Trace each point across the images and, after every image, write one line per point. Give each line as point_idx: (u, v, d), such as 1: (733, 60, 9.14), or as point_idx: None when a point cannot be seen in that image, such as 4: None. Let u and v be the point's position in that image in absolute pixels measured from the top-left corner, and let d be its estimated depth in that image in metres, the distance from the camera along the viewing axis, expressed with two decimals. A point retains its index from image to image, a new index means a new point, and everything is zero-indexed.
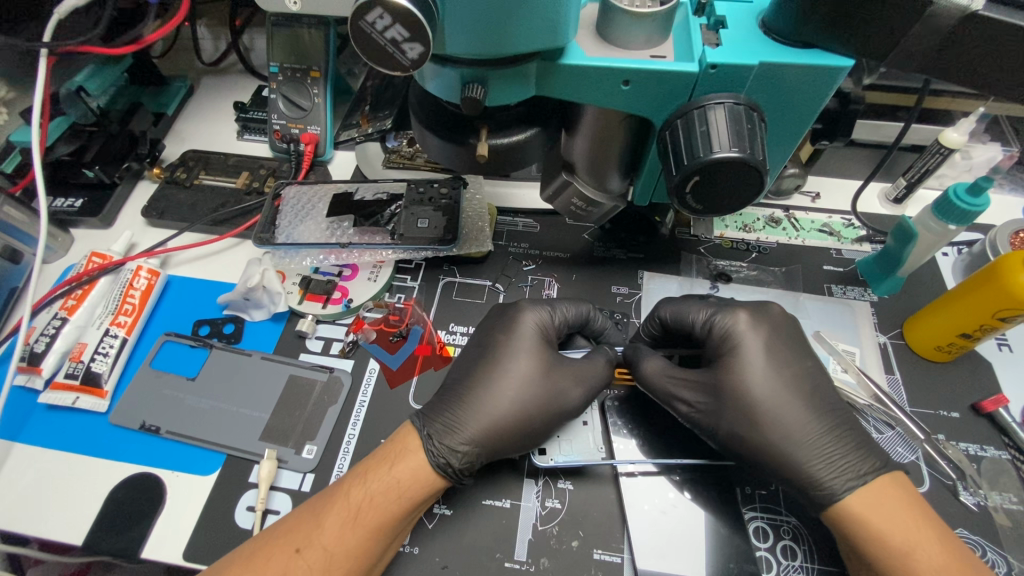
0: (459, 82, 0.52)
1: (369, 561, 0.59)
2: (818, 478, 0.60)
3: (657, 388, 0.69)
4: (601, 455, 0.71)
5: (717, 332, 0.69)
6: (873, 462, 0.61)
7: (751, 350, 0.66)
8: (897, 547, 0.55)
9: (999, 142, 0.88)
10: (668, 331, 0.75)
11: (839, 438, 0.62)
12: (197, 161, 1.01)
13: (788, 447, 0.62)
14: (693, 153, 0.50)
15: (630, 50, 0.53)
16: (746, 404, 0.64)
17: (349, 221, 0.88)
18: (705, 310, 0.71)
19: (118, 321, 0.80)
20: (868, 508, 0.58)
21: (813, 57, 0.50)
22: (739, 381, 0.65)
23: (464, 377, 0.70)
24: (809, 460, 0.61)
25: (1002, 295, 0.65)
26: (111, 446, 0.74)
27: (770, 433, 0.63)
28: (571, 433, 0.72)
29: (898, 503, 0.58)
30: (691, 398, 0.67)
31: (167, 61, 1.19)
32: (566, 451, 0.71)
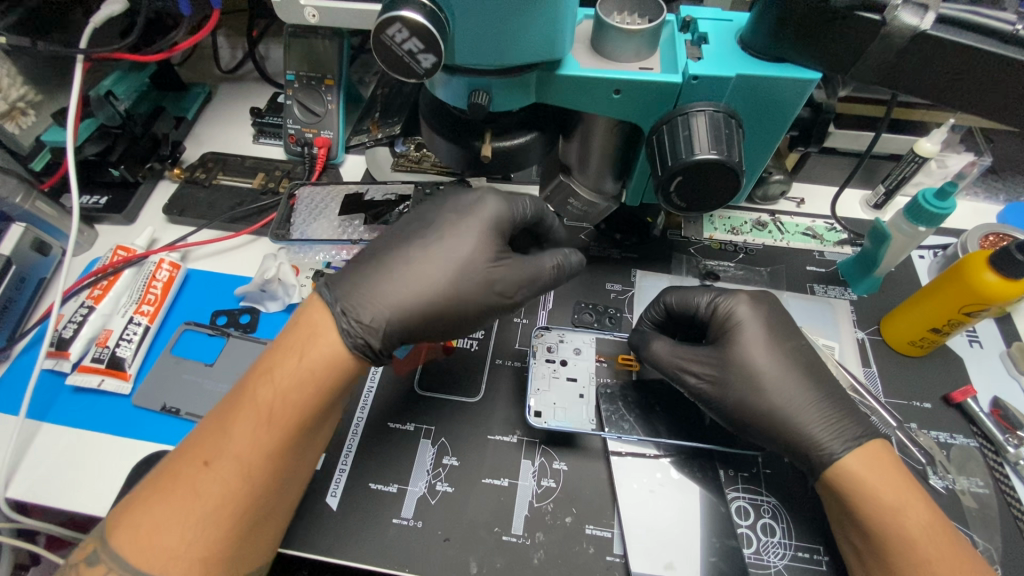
0: (466, 90, 0.57)
1: (290, 452, 0.61)
2: (819, 441, 0.64)
3: (665, 364, 0.73)
4: (592, 426, 0.75)
5: (721, 312, 0.73)
6: (865, 429, 0.65)
7: (753, 327, 0.71)
8: (888, 503, 0.60)
9: (972, 152, 0.93)
10: (672, 317, 0.79)
11: (832, 408, 0.66)
12: (215, 162, 1.07)
13: (782, 416, 0.66)
14: (676, 156, 0.56)
15: (621, 63, 0.59)
16: (742, 380, 0.68)
17: (359, 220, 0.93)
18: (709, 294, 0.76)
19: (141, 309, 0.85)
20: (866, 467, 0.62)
21: (783, 71, 0.56)
22: (736, 358, 0.69)
23: (388, 256, 0.67)
24: (795, 436, 0.65)
25: (966, 289, 0.70)
26: (134, 426, 0.79)
27: (765, 404, 0.67)
28: (569, 404, 0.77)
29: (886, 464, 0.63)
30: (699, 369, 0.71)
31: (187, 68, 1.25)
32: (562, 418, 0.76)
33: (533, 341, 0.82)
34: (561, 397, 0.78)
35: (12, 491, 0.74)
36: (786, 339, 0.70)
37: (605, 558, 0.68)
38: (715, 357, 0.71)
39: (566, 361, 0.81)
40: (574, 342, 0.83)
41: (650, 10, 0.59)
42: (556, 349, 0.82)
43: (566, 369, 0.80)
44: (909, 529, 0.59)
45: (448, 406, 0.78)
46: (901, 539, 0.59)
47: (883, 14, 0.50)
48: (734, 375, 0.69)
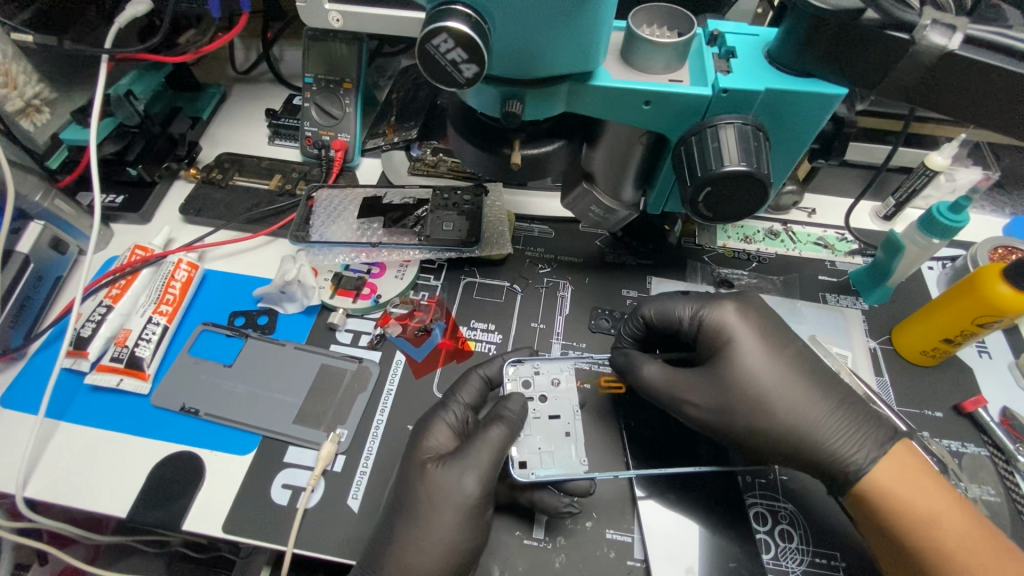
0: (500, 99, 0.58)
1: None
2: (841, 456, 0.66)
3: (661, 392, 0.73)
4: (584, 468, 0.72)
5: (707, 325, 0.73)
6: (875, 439, 0.67)
7: (745, 341, 0.71)
8: (923, 515, 0.61)
9: (980, 166, 0.95)
10: (651, 329, 0.79)
11: (848, 418, 0.68)
12: (231, 163, 1.07)
13: (800, 435, 0.67)
14: (706, 167, 0.57)
15: (650, 74, 0.60)
16: (744, 399, 0.69)
17: (378, 223, 0.94)
18: (690, 305, 0.76)
19: (160, 309, 0.85)
20: (891, 478, 0.63)
21: (810, 86, 0.57)
22: (731, 377, 0.70)
23: (389, 529, 0.67)
24: (815, 453, 0.67)
25: (981, 302, 0.72)
26: (153, 426, 0.79)
27: (772, 421, 0.68)
28: (556, 447, 0.74)
29: (914, 472, 0.64)
30: (696, 399, 0.71)
31: (201, 68, 1.25)
32: (549, 467, 0.72)
33: (507, 381, 0.77)
34: (546, 441, 0.74)
35: (30, 490, 0.74)
36: (777, 347, 0.71)
37: (626, 563, 0.68)
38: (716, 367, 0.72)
39: (544, 396, 0.77)
40: (548, 373, 0.79)
41: (680, 24, 0.60)
42: (533, 383, 0.78)
43: (546, 407, 0.77)
44: (947, 540, 0.60)
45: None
46: (936, 549, 0.60)
47: (912, 34, 0.52)
48: (739, 396, 0.69)
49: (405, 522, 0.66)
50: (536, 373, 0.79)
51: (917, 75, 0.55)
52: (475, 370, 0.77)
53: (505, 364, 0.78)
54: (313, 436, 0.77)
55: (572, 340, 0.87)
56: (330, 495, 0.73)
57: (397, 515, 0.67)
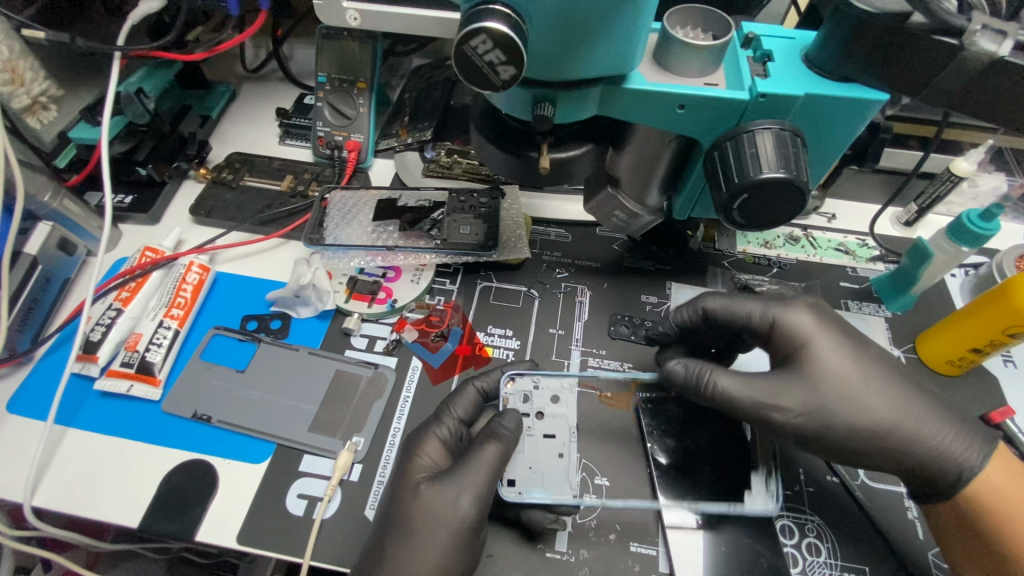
0: (530, 102, 0.57)
1: None
2: (952, 454, 0.64)
3: (747, 402, 0.64)
4: (572, 494, 0.70)
5: (783, 324, 0.69)
6: (975, 443, 0.64)
7: (824, 338, 0.67)
8: None
9: (1003, 173, 0.94)
10: (708, 323, 0.75)
11: (948, 417, 0.66)
12: (242, 163, 1.05)
13: (904, 434, 0.64)
14: (743, 173, 0.55)
15: (685, 78, 0.59)
16: (838, 403, 0.64)
17: (394, 226, 0.92)
18: (758, 302, 0.71)
19: (171, 313, 0.83)
20: (1001, 478, 0.63)
21: (849, 91, 0.56)
22: (822, 381, 0.65)
23: (397, 539, 0.65)
24: (922, 452, 0.64)
25: (1009, 311, 0.70)
26: (164, 433, 0.77)
27: (877, 427, 0.64)
28: (547, 466, 0.73)
29: (1018, 470, 0.64)
30: (790, 404, 0.64)
31: (209, 66, 1.23)
32: (540, 486, 0.71)
33: (506, 396, 0.76)
34: (539, 460, 0.73)
35: (37, 499, 0.72)
36: (862, 349, 0.68)
37: None
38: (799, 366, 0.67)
39: (542, 412, 0.76)
40: (549, 388, 0.77)
41: (715, 26, 0.59)
42: (531, 398, 0.77)
43: (542, 425, 0.75)
44: None
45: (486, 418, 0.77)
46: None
47: (960, 39, 0.51)
48: (837, 404, 0.65)
49: (427, 534, 0.64)
50: (535, 388, 0.77)
51: (961, 82, 0.53)
52: (472, 381, 0.76)
53: (504, 376, 0.77)
54: (328, 444, 0.76)
55: (591, 347, 0.85)
56: (347, 505, 0.72)
57: (418, 527, 0.65)
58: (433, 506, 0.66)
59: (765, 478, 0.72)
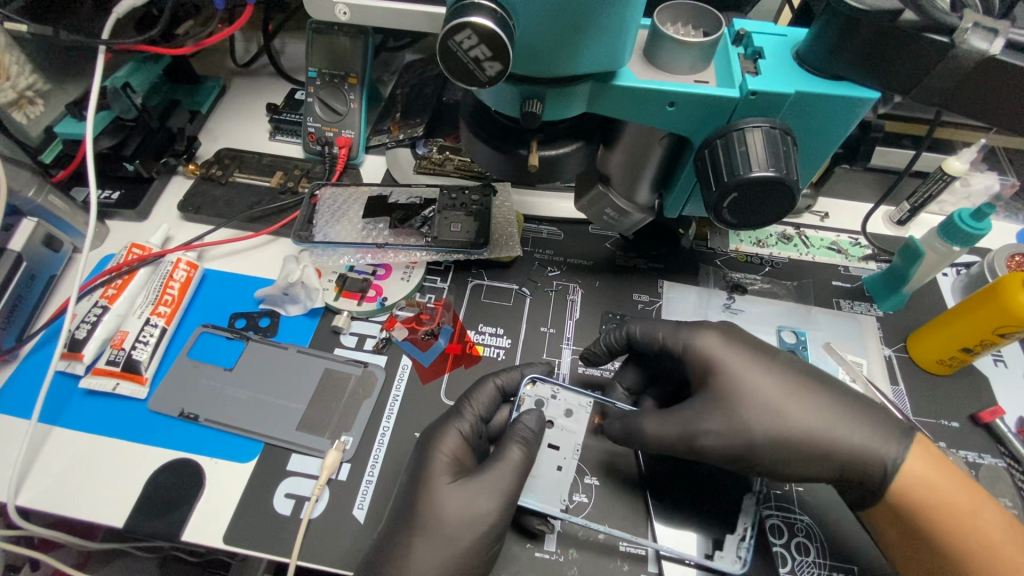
0: (519, 98, 0.56)
1: None
2: (872, 451, 0.61)
3: (671, 438, 0.66)
4: (561, 508, 0.69)
5: (693, 351, 0.70)
6: (893, 436, 0.61)
7: (722, 356, 0.68)
8: (963, 508, 0.58)
9: (995, 172, 0.94)
10: (634, 347, 0.77)
11: (864, 413, 0.63)
12: (231, 159, 1.04)
13: (819, 437, 0.62)
14: (733, 172, 0.55)
15: (676, 74, 0.58)
16: (751, 416, 0.64)
17: (384, 223, 0.91)
18: (669, 326, 0.74)
19: (158, 311, 0.82)
20: (925, 470, 0.60)
21: (839, 89, 0.55)
22: (734, 399, 0.65)
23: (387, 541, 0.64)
24: (843, 454, 0.61)
25: (1001, 312, 0.70)
26: (150, 431, 0.76)
27: (789, 437, 0.63)
28: (544, 475, 0.72)
29: (938, 459, 0.61)
30: (712, 427, 0.65)
31: (200, 61, 1.22)
32: (529, 492, 0.70)
33: (522, 401, 0.74)
34: (536, 465, 0.72)
35: (22, 498, 0.71)
36: (766, 356, 0.68)
37: None
38: (710, 387, 0.67)
39: (552, 422, 0.75)
40: (566, 401, 0.76)
41: (706, 22, 0.58)
42: (545, 405, 0.75)
43: (550, 433, 0.74)
44: (990, 534, 0.57)
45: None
46: (980, 544, 0.57)
47: (952, 37, 0.50)
48: (754, 421, 0.64)
49: (415, 534, 0.64)
50: (551, 398, 0.75)
51: (952, 80, 0.53)
52: (492, 377, 0.75)
53: (524, 379, 0.75)
54: (316, 443, 0.75)
55: (582, 346, 0.85)
56: (335, 504, 0.71)
57: (407, 527, 0.64)
58: (421, 505, 0.65)
59: (739, 541, 0.67)
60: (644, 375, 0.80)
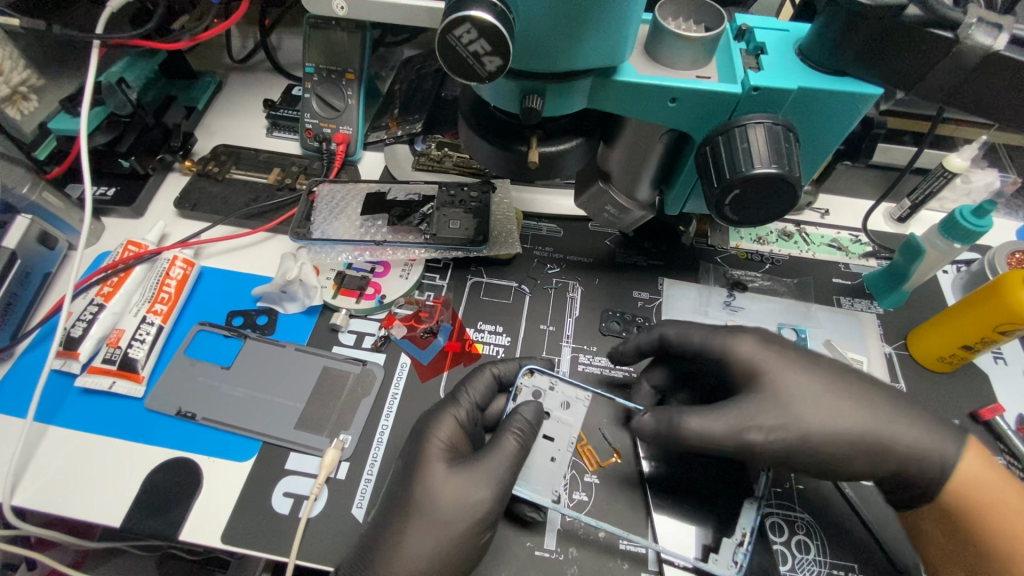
0: (519, 94, 0.55)
1: None
2: (925, 451, 0.61)
3: (724, 435, 0.61)
4: (552, 498, 0.69)
5: (737, 353, 0.67)
6: (949, 436, 0.62)
7: (769, 356, 0.66)
8: (1014, 505, 0.59)
9: (996, 169, 0.94)
10: (668, 350, 0.75)
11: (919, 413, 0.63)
12: (228, 156, 1.03)
13: (875, 437, 0.61)
14: (735, 168, 0.54)
15: (677, 70, 0.57)
16: (813, 415, 0.62)
17: (382, 220, 0.91)
18: (707, 327, 0.71)
19: (154, 308, 0.82)
20: (976, 469, 0.61)
21: (842, 85, 0.55)
22: (790, 397, 0.63)
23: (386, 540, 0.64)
24: (899, 453, 0.61)
25: (1003, 310, 0.70)
26: (147, 430, 0.76)
27: (847, 434, 0.61)
28: (537, 465, 0.72)
29: (988, 458, 0.62)
30: (765, 424, 0.61)
31: (196, 56, 1.21)
32: (523, 482, 0.70)
33: (518, 389, 0.74)
34: (531, 455, 0.72)
35: (17, 498, 0.71)
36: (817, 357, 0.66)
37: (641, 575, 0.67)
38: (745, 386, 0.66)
39: (549, 413, 0.75)
40: (564, 394, 0.76)
41: (708, 17, 0.57)
42: (543, 396, 0.75)
43: (545, 424, 0.74)
44: None
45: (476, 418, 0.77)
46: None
47: (955, 33, 0.50)
48: (804, 422, 0.62)
49: (415, 532, 0.64)
50: (551, 388, 0.75)
51: (955, 75, 0.53)
52: (489, 366, 0.75)
53: (522, 369, 0.75)
54: (314, 442, 0.75)
55: (582, 344, 0.85)
56: (334, 503, 0.71)
57: (406, 525, 0.64)
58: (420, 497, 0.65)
59: (736, 545, 0.66)
60: (673, 376, 0.78)
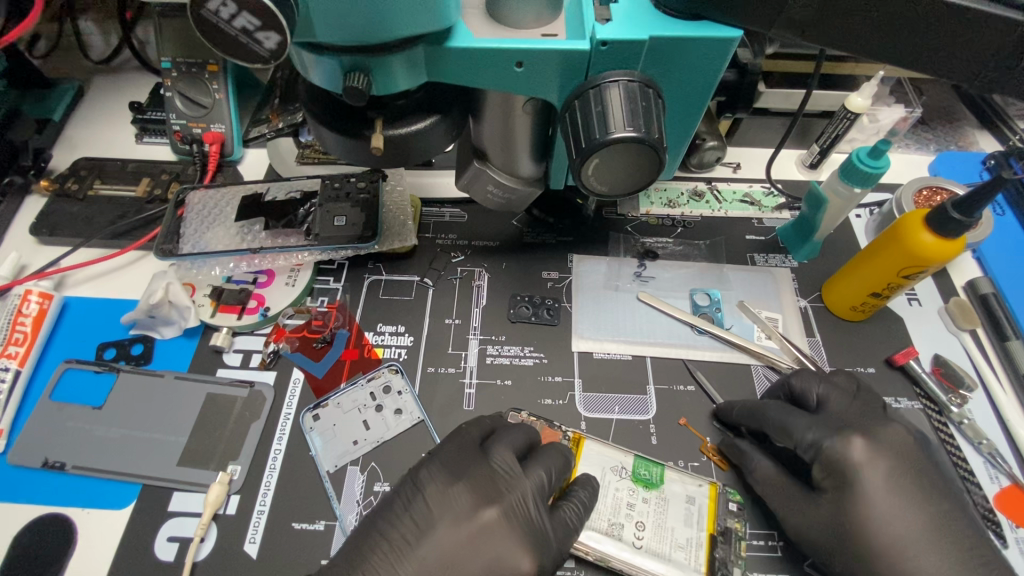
0: (340, 72, 0.48)
1: None
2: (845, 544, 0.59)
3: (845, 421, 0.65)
4: (330, 467, 0.69)
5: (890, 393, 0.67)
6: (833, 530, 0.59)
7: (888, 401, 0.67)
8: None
9: (903, 103, 0.92)
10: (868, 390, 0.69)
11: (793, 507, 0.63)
12: (90, 169, 0.92)
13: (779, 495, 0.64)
14: (590, 136, 0.49)
15: (521, 30, 0.52)
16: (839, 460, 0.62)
17: (260, 224, 0.82)
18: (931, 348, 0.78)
19: (7, 352, 0.73)
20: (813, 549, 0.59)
21: (699, 30, 0.50)
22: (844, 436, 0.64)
23: None
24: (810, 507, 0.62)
25: (905, 254, 0.67)
26: (12, 488, 0.68)
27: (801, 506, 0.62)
28: (337, 446, 0.71)
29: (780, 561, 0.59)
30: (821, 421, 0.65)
31: (51, 61, 1.08)
32: (329, 457, 0.70)
33: (372, 375, 0.75)
34: (341, 424, 0.72)
35: None
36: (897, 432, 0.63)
37: None
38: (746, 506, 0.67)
39: (378, 408, 0.73)
40: (403, 401, 0.74)
41: None
42: (387, 395, 0.74)
43: (369, 415, 0.73)
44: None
45: (407, 434, 0.72)
46: None
47: None
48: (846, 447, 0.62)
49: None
50: (398, 394, 0.74)
51: None
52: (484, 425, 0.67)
53: (397, 346, 0.78)
54: (198, 477, 0.69)
55: (490, 335, 0.79)
56: (222, 543, 0.65)
57: None
58: None
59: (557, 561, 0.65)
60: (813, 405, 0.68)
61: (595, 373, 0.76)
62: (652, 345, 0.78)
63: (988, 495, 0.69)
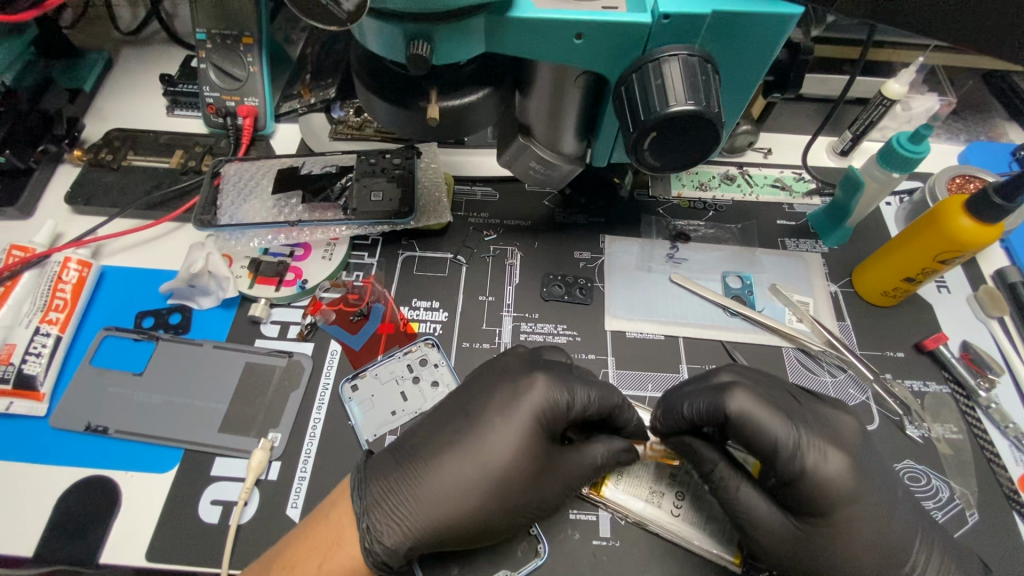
0: (403, 38, 0.48)
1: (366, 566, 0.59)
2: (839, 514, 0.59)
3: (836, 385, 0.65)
4: (368, 437, 0.70)
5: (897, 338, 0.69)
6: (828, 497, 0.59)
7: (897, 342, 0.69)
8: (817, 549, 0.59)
9: (936, 92, 0.92)
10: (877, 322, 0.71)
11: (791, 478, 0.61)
12: (123, 140, 0.93)
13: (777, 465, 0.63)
14: (649, 109, 0.50)
15: (581, 2, 0.52)
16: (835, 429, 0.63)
17: (297, 198, 0.83)
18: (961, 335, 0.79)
19: (49, 317, 0.74)
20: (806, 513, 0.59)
21: (761, 6, 0.50)
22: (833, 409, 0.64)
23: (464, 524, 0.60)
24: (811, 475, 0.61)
25: (943, 238, 0.68)
26: (55, 450, 0.69)
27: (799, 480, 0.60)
28: (375, 416, 0.72)
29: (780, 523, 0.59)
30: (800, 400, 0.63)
31: (79, 31, 1.07)
32: (367, 427, 0.71)
33: (410, 348, 0.76)
34: (378, 396, 0.73)
35: None
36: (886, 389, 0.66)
37: (592, 542, 0.65)
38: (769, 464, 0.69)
39: (414, 380, 0.74)
40: (439, 373, 0.75)
41: None
42: (423, 367, 0.75)
43: (406, 388, 0.74)
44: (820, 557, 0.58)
45: None
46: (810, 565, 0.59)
47: None
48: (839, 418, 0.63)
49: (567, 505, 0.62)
50: (433, 366, 0.75)
51: None
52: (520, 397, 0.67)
53: (432, 319, 0.79)
54: (239, 443, 0.70)
55: (523, 312, 0.80)
56: (265, 506, 0.66)
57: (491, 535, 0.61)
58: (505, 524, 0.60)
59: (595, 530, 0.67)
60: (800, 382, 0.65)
61: (628, 352, 0.77)
62: (684, 326, 0.79)
63: (1013, 477, 0.70)
